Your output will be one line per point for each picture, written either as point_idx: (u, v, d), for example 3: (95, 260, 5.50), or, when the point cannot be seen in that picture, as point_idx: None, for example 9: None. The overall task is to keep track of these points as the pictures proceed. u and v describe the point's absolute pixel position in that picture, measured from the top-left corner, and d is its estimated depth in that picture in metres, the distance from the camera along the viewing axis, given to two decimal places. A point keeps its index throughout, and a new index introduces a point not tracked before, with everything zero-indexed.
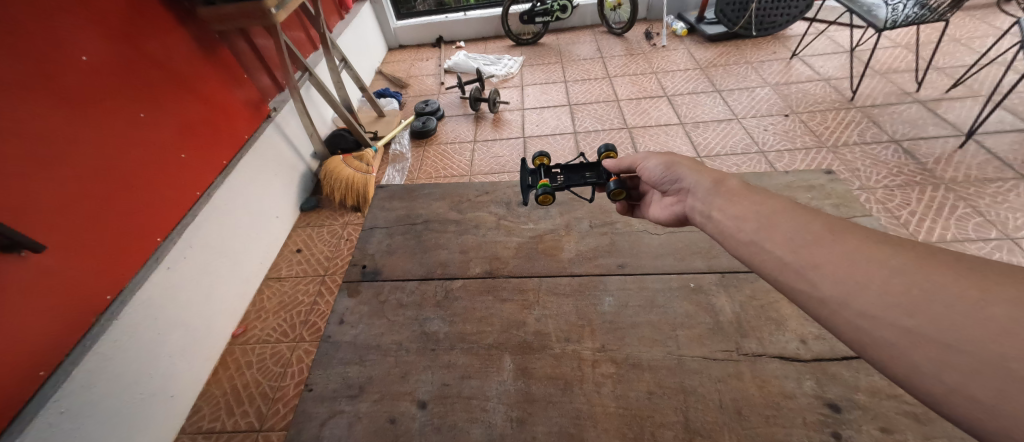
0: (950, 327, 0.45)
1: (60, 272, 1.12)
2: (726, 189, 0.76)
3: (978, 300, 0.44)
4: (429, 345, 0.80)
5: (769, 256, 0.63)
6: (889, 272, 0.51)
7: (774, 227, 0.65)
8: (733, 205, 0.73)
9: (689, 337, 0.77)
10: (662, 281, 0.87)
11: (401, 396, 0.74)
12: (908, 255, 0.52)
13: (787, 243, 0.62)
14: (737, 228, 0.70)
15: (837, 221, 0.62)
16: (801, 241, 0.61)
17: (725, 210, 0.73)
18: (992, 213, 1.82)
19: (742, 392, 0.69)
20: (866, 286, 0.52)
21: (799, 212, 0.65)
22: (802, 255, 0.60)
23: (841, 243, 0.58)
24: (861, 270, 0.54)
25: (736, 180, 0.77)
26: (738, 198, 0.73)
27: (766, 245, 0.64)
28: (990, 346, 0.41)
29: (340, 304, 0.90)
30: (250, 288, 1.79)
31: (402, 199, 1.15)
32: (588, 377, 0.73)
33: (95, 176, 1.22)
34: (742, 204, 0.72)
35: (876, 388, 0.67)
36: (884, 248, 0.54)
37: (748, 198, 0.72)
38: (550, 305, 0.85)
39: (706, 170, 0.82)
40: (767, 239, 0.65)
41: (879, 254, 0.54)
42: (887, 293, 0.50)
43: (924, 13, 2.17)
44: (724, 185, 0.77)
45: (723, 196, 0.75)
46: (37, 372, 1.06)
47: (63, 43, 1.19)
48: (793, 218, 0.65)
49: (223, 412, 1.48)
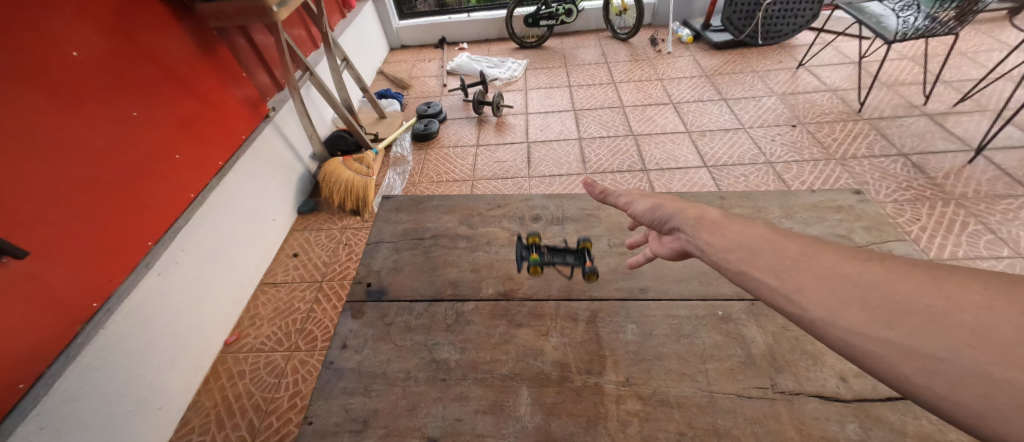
0: (929, 336, 0.42)
1: (43, 279, 1.05)
2: (710, 221, 0.66)
3: (949, 308, 0.43)
4: (439, 374, 0.74)
5: (754, 283, 0.57)
6: (864, 288, 0.48)
7: (757, 253, 0.58)
8: (721, 236, 0.63)
9: (719, 371, 0.72)
10: (688, 308, 0.82)
11: (409, 432, 0.68)
12: (880, 269, 0.49)
13: (771, 269, 0.56)
14: (725, 259, 0.61)
15: (808, 238, 0.58)
16: (783, 266, 0.55)
17: (714, 244, 0.63)
18: (1004, 230, 1.78)
19: (779, 434, 0.64)
20: (848, 301, 0.48)
21: (777, 235, 0.59)
22: (786, 280, 0.54)
23: (819, 264, 0.53)
24: (840, 287, 0.50)
25: (718, 211, 0.67)
26: (725, 229, 0.64)
27: (753, 274, 0.57)
28: (966, 353, 0.40)
29: (343, 326, 0.84)
30: (244, 293, 1.73)
31: (409, 212, 1.09)
32: (612, 414, 0.68)
33: (83, 176, 1.16)
34: (727, 234, 0.63)
35: (926, 434, 0.62)
36: (858, 264, 0.51)
37: (733, 226, 0.63)
38: (569, 331, 0.79)
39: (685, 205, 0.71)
40: (748, 263, 0.58)
41: (852, 270, 0.51)
42: (870, 306, 0.47)
43: (934, 26, 2.11)
44: (706, 218, 0.67)
45: (709, 230, 0.65)
46: (14, 384, 0.98)
47: (54, 37, 1.12)
48: (770, 240, 0.59)
49: (212, 425, 1.41)
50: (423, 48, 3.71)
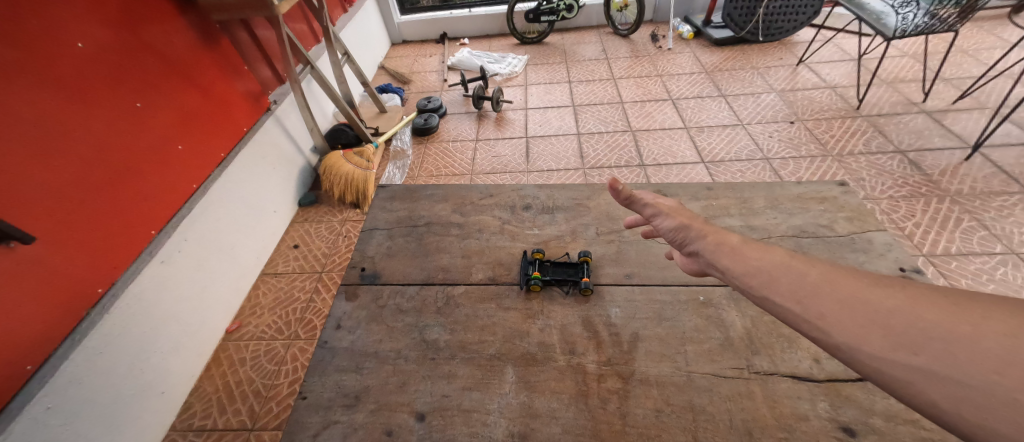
0: (953, 361, 0.41)
1: (51, 264, 1.09)
2: (730, 247, 0.65)
3: (972, 334, 0.41)
4: (429, 354, 0.77)
5: (775, 308, 0.56)
6: (886, 315, 0.47)
7: (777, 278, 0.58)
8: (737, 261, 0.63)
9: (697, 352, 0.74)
10: (671, 293, 0.85)
11: (398, 407, 0.71)
12: (902, 296, 0.48)
13: (790, 294, 0.55)
14: (744, 284, 0.60)
15: (834, 267, 0.57)
16: (804, 291, 0.55)
17: (730, 268, 0.63)
18: (997, 226, 1.80)
19: (752, 411, 0.66)
20: (870, 327, 0.47)
21: (799, 262, 0.59)
22: (805, 304, 0.53)
23: (841, 290, 0.53)
24: (862, 314, 0.49)
25: (736, 236, 0.66)
26: (742, 254, 0.63)
27: (773, 300, 0.57)
28: (991, 378, 0.38)
29: (338, 308, 0.87)
30: (245, 282, 1.76)
31: (403, 200, 1.12)
32: (593, 391, 0.71)
33: (89, 165, 1.19)
34: (745, 259, 0.62)
35: (892, 412, 0.65)
36: (881, 290, 0.50)
37: (751, 252, 0.62)
38: (555, 314, 0.82)
39: (707, 229, 0.70)
40: (769, 288, 0.58)
41: (873, 297, 0.50)
42: (891, 332, 0.46)
43: (935, 23, 2.10)
44: (726, 244, 0.66)
45: (729, 256, 0.64)
46: (23, 366, 1.02)
47: (60, 29, 1.15)
48: (794, 268, 0.58)
49: (213, 409, 1.45)
50: (424, 44, 3.73)
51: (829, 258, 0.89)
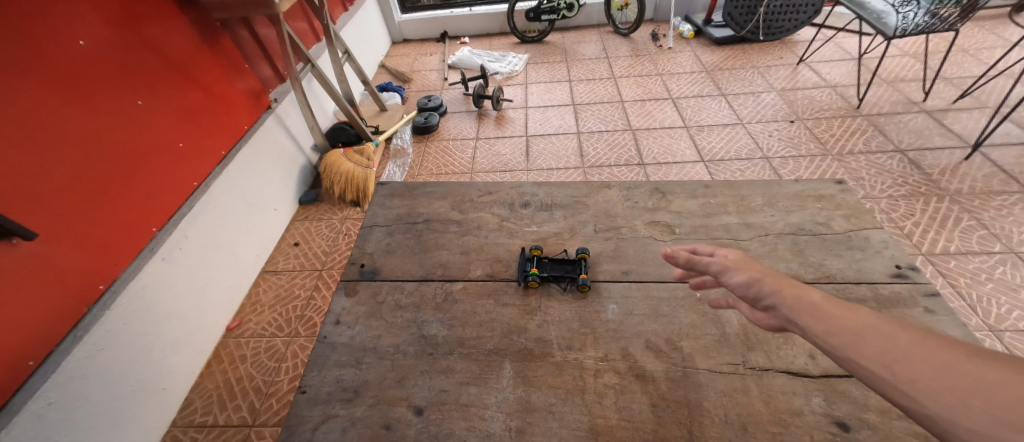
0: None
1: (52, 260, 1.09)
2: (812, 304, 0.59)
3: None
4: (427, 349, 0.78)
5: (861, 372, 0.51)
6: (986, 386, 0.42)
7: (863, 339, 0.53)
8: (820, 320, 0.57)
9: (694, 348, 0.75)
10: (668, 290, 0.85)
11: (397, 402, 0.71)
12: (1007, 368, 0.43)
13: (878, 356, 0.51)
14: (826, 342, 0.55)
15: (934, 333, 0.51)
16: (894, 355, 0.50)
17: (810, 325, 0.57)
18: (996, 226, 1.80)
19: (747, 407, 0.67)
20: (969, 398, 0.42)
21: (890, 324, 0.53)
22: (893, 370, 0.49)
23: (937, 356, 0.47)
24: (957, 383, 0.44)
25: (817, 292, 0.60)
26: (823, 311, 0.57)
27: (860, 364, 0.52)
28: None
29: (337, 304, 0.88)
30: (246, 280, 1.77)
31: (403, 197, 1.13)
32: (590, 387, 0.71)
33: (91, 162, 1.20)
34: (827, 316, 0.57)
35: (886, 407, 0.65)
36: (984, 361, 0.44)
37: (835, 309, 0.57)
38: (552, 311, 0.83)
39: (785, 283, 0.63)
40: (854, 350, 0.52)
41: (973, 367, 0.44)
42: (993, 407, 0.40)
43: (935, 23, 2.10)
44: (808, 301, 0.59)
45: (810, 313, 0.58)
46: (25, 361, 1.03)
47: (62, 27, 1.16)
48: (883, 330, 0.53)
49: (214, 406, 1.46)
50: (425, 43, 3.74)
51: (826, 255, 0.89)
